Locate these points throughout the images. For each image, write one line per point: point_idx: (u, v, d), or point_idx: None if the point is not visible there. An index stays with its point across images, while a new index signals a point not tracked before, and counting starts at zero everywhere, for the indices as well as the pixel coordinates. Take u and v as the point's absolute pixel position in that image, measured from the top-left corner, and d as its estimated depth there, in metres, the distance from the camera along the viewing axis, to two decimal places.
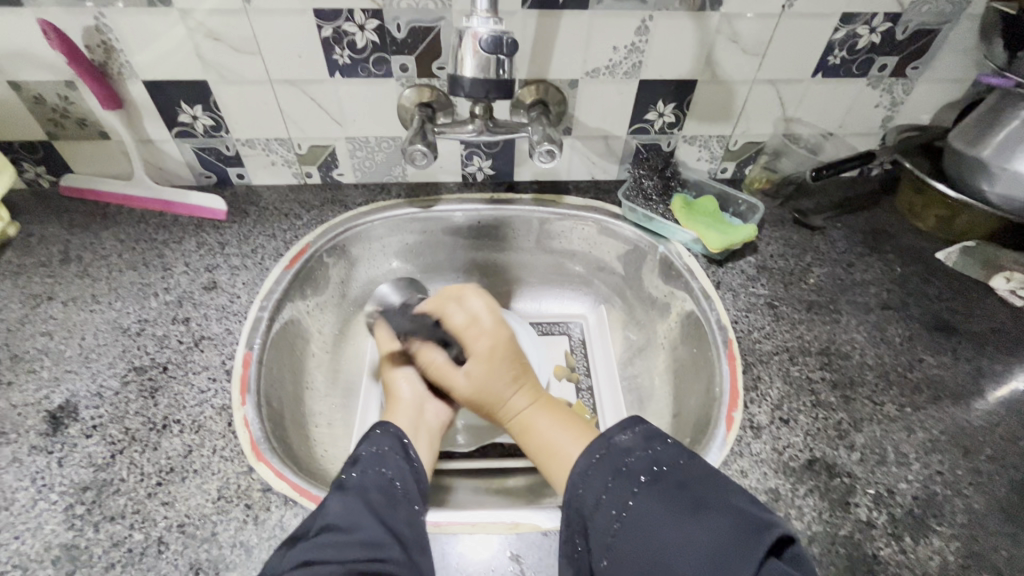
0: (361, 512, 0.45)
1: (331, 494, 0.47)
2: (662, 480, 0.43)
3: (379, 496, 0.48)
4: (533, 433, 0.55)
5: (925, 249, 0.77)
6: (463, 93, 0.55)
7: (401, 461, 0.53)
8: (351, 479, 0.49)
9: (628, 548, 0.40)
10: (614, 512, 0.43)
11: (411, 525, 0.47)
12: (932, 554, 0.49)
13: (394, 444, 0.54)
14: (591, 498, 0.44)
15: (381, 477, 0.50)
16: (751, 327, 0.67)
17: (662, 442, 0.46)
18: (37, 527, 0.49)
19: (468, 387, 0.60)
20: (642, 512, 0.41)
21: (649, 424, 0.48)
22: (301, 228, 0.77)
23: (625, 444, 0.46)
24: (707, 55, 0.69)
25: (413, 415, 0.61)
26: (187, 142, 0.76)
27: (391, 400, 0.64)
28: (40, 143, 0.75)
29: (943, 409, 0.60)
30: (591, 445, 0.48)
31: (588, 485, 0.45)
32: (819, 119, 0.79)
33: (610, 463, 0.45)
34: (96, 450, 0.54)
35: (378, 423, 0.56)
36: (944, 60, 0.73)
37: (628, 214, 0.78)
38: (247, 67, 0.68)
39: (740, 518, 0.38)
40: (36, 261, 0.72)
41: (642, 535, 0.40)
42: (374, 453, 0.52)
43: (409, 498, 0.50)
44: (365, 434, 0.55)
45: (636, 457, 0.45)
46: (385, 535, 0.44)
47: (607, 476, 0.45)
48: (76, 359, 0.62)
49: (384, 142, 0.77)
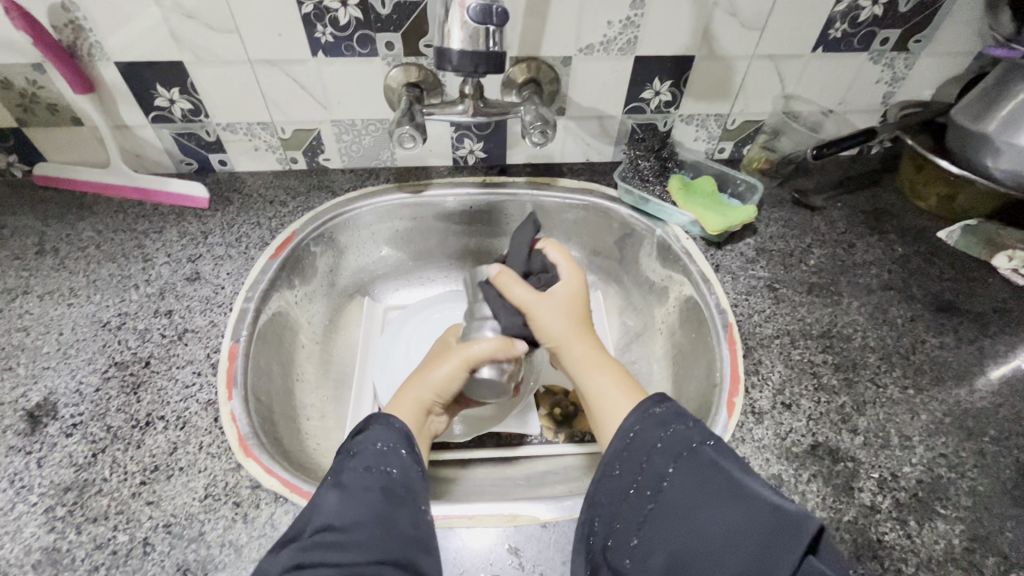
0: (360, 512, 0.44)
1: (324, 493, 0.45)
2: (697, 459, 0.41)
3: (377, 495, 0.45)
4: (599, 373, 0.55)
5: (927, 228, 0.75)
6: (451, 67, 0.52)
7: (405, 458, 0.49)
8: (350, 478, 0.46)
9: (662, 531, 0.39)
10: (648, 492, 0.42)
11: (418, 523, 0.45)
12: (937, 538, 0.49)
13: (398, 439, 0.50)
14: (627, 477, 0.43)
15: (382, 475, 0.47)
16: (751, 310, 0.66)
17: (691, 422, 0.45)
18: (16, 530, 0.47)
19: (559, 312, 0.58)
20: (676, 493, 0.40)
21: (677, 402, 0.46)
22: (287, 216, 0.74)
23: (658, 416, 0.45)
24: (705, 30, 0.67)
25: (421, 411, 0.56)
26: (165, 127, 0.73)
27: (401, 397, 0.56)
28: (9, 129, 0.71)
29: (946, 390, 0.59)
30: (625, 422, 0.46)
31: (625, 463, 0.44)
32: (818, 96, 0.77)
33: (646, 440, 0.44)
34: (77, 449, 0.52)
35: (378, 416, 0.51)
36: (948, 32, 0.71)
37: (624, 196, 0.76)
38: (224, 47, 0.65)
39: (778, 507, 0.36)
40: (9, 254, 0.69)
41: (677, 519, 0.39)
42: (377, 450, 0.48)
43: (415, 497, 0.47)
44: (364, 427, 0.51)
45: (670, 433, 0.44)
46: (382, 535, 0.43)
47: (643, 454, 0.44)
48: (54, 355, 0.59)
49: (372, 125, 0.75)
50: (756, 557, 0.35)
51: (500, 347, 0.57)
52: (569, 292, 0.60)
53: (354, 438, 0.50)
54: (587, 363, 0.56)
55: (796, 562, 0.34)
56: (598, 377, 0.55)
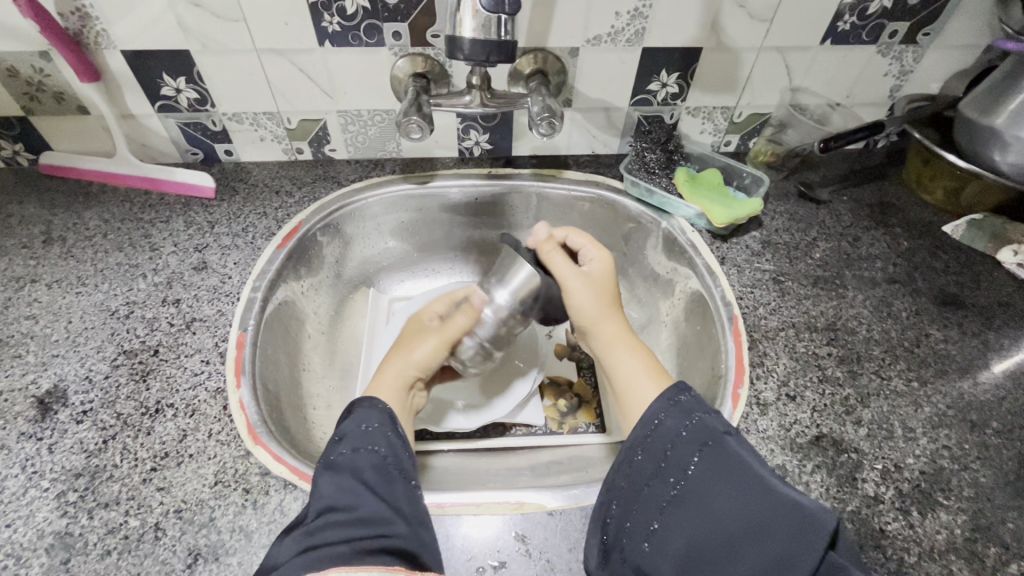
0: (358, 492, 0.44)
1: (320, 476, 0.46)
2: (722, 448, 0.42)
3: (374, 475, 0.46)
4: (630, 357, 0.55)
5: (932, 222, 0.75)
6: (463, 55, 0.52)
7: (391, 438, 0.49)
8: (348, 459, 0.47)
9: (683, 517, 0.40)
10: (671, 478, 0.42)
11: (410, 498, 0.46)
12: (939, 528, 0.49)
13: (380, 419, 0.50)
14: (649, 464, 0.43)
15: (373, 455, 0.47)
16: (756, 303, 0.66)
17: (712, 413, 0.45)
18: (29, 515, 0.48)
19: (588, 289, 0.59)
20: (701, 480, 0.40)
21: (697, 394, 0.46)
22: (294, 206, 0.74)
23: (684, 405, 0.45)
24: (713, 21, 0.66)
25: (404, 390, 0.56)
26: (171, 116, 0.73)
27: (385, 374, 0.57)
28: (15, 118, 0.71)
29: (950, 382, 0.59)
30: (650, 406, 0.46)
31: (648, 450, 0.43)
32: (825, 88, 0.77)
33: (669, 429, 0.44)
34: (87, 435, 0.53)
35: (362, 399, 0.52)
36: (957, 25, 0.70)
37: (630, 188, 0.76)
38: (231, 36, 0.65)
39: (800, 503, 0.37)
40: (16, 242, 0.69)
41: (700, 507, 0.39)
42: (361, 431, 0.49)
43: (405, 474, 0.47)
44: (347, 412, 0.52)
45: (696, 421, 0.44)
46: (387, 511, 0.44)
47: (666, 441, 0.43)
48: (63, 343, 0.60)
49: (378, 115, 0.75)
50: (780, 549, 0.36)
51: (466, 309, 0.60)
52: (602, 271, 0.60)
53: (339, 423, 0.51)
54: (622, 344, 0.57)
55: (815, 558, 0.35)
56: (630, 361, 0.55)
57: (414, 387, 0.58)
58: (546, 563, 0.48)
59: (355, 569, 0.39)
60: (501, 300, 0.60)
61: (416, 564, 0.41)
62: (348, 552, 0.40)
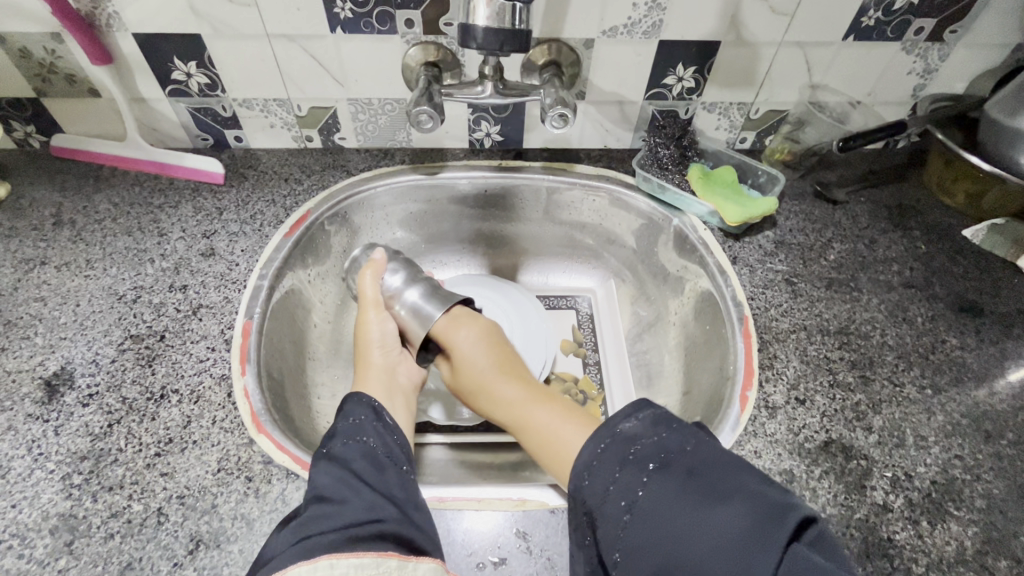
0: (350, 483, 0.44)
1: (320, 463, 0.46)
2: (672, 468, 0.39)
3: (364, 463, 0.46)
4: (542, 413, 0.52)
5: (952, 226, 0.74)
6: (476, 44, 0.51)
7: (379, 427, 0.50)
8: (339, 450, 0.47)
9: (640, 544, 0.37)
10: (623, 503, 0.39)
11: (402, 486, 0.46)
12: (949, 540, 0.48)
13: (367, 412, 0.51)
14: (598, 488, 0.40)
15: (362, 446, 0.48)
16: (768, 304, 0.65)
17: (671, 427, 0.42)
18: (34, 496, 0.48)
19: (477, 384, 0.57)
20: (654, 502, 0.37)
21: (656, 409, 0.43)
22: (302, 194, 0.74)
23: (629, 431, 0.42)
24: (733, 14, 0.65)
25: (384, 384, 0.57)
26: (182, 101, 0.72)
27: (359, 364, 0.59)
28: (27, 99, 0.71)
29: (965, 391, 0.58)
30: (593, 434, 0.43)
31: (595, 475, 0.41)
32: (846, 86, 0.75)
33: (617, 451, 0.41)
34: (93, 419, 0.53)
35: (349, 395, 0.53)
36: (988, 22, 0.68)
37: (642, 184, 0.75)
38: (242, 20, 0.64)
39: (756, 506, 0.35)
40: (27, 223, 0.69)
41: (655, 529, 0.36)
42: (351, 425, 0.50)
43: (395, 460, 0.48)
44: (337, 408, 0.52)
45: (642, 445, 0.41)
46: (377, 499, 0.43)
47: (614, 465, 0.40)
48: (71, 326, 0.60)
49: (389, 104, 0.74)
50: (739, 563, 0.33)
51: (368, 269, 0.62)
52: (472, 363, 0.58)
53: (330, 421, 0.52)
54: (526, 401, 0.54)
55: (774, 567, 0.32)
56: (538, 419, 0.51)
57: (392, 365, 0.60)
58: (546, 561, 0.47)
59: (347, 556, 0.39)
60: (410, 299, 0.61)
61: (411, 548, 0.41)
62: (340, 539, 0.40)
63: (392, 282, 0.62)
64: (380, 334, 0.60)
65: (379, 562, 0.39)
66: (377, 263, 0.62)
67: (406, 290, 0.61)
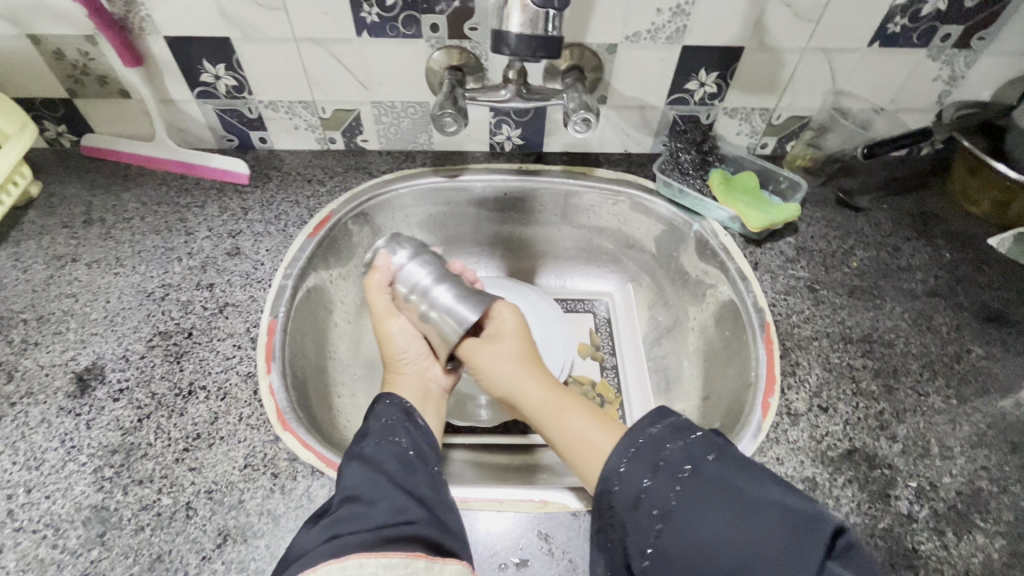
0: (379, 484, 0.44)
1: (348, 465, 0.46)
2: (703, 475, 0.38)
3: (396, 464, 0.47)
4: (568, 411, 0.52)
5: (977, 235, 0.73)
6: (508, 50, 0.52)
7: (409, 428, 0.51)
8: (370, 450, 0.48)
9: (673, 552, 0.37)
10: (654, 510, 0.38)
11: (431, 486, 0.47)
12: (975, 551, 0.48)
13: (399, 414, 0.52)
14: (628, 494, 0.40)
15: (394, 446, 0.49)
16: (789, 310, 0.65)
17: (693, 435, 0.42)
18: (67, 488, 0.49)
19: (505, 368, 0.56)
20: (686, 509, 0.37)
21: (678, 416, 0.43)
22: (325, 195, 0.75)
23: (656, 437, 0.42)
24: (757, 20, 0.65)
25: (415, 392, 0.58)
26: (209, 103, 0.74)
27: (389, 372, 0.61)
28: (60, 100, 0.73)
29: (990, 401, 0.57)
30: (620, 440, 0.43)
31: (624, 480, 0.41)
32: (870, 93, 0.74)
33: (646, 458, 0.41)
34: (123, 413, 0.54)
35: (381, 398, 0.54)
36: (1015, 29, 0.67)
37: (662, 189, 0.74)
38: (271, 24, 0.65)
39: (790, 514, 0.35)
40: (58, 221, 0.71)
41: (688, 537, 0.36)
42: (383, 425, 0.51)
43: (425, 460, 0.49)
44: (370, 409, 0.53)
45: (671, 450, 0.41)
46: (405, 500, 0.44)
47: (644, 472, 0.40)
48: (102, 322, 0.61)
49: (411, 107, 0.74)
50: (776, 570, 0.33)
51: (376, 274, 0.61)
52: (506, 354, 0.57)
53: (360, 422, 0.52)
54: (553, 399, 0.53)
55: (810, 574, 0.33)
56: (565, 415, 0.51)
57: (422, 371, 0.61)
58: (569, 563, 0.48)
59: (375, 556, 0.39)
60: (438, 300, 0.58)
61: (438, 550, 0.41)
62: (373, 539, 0.40)
63: (415, 280, 0.60)
64: (404, 339, 0.60)
65: (407, 563, 0.39)
66: (384, 269, 0.61)
67: (433, 289, 0.59)
